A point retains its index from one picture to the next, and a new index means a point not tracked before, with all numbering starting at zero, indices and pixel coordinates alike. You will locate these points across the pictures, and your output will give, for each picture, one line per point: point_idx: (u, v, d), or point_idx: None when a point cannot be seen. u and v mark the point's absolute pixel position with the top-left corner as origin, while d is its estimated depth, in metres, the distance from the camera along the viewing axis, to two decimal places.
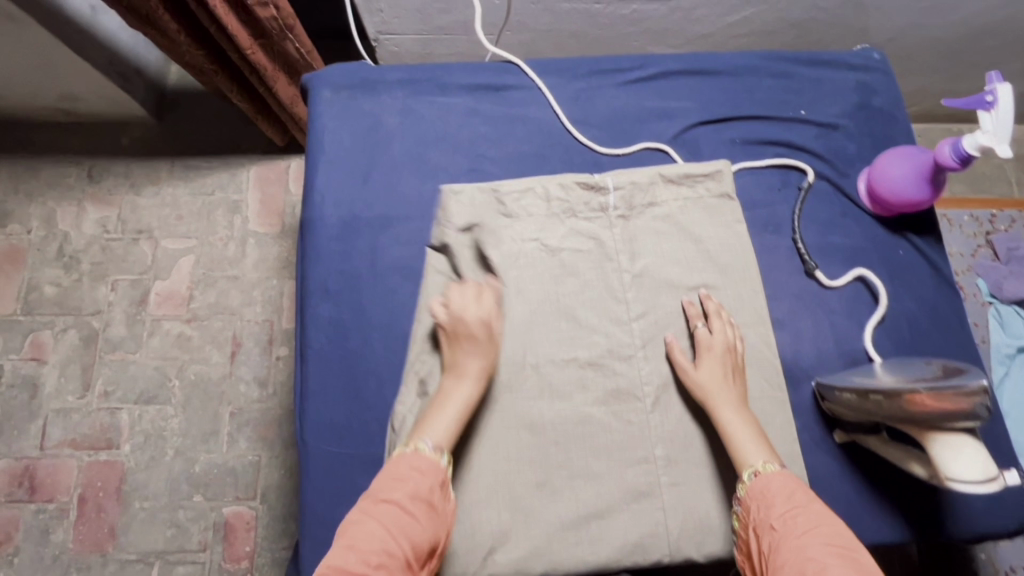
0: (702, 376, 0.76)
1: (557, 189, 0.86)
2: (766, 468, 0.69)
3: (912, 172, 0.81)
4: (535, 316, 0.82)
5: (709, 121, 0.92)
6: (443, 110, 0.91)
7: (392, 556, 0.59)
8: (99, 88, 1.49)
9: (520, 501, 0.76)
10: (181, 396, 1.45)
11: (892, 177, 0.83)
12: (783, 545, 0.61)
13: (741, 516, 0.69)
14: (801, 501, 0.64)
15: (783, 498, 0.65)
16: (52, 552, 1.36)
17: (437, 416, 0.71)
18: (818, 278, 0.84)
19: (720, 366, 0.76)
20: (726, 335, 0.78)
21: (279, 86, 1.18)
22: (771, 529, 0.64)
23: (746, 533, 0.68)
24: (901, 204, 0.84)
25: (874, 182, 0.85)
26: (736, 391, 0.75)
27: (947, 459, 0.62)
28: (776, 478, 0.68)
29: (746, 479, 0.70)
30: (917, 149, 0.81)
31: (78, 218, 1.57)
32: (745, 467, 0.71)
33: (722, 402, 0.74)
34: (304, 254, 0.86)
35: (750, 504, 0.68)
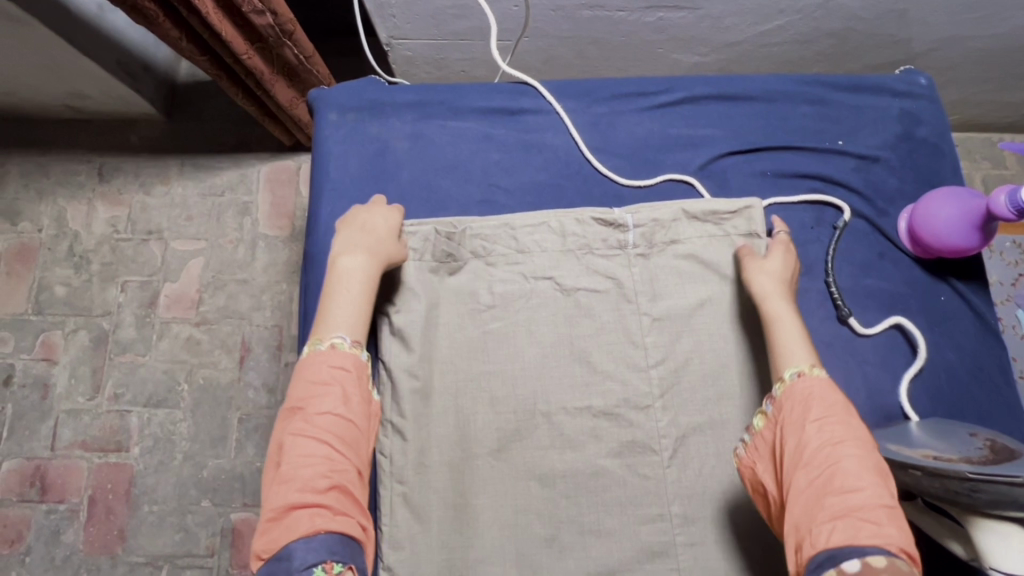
0: (759, 268, 0.76)
1: (572, 224, 0.82)
2: (812, 370, 0.66)
3: (959, 217, 0.75)
4: (547, 359, 0.78)
5: (738, 151, 0.86)
6: (455, 134, 0.87)
7: (340, 476, 0.62)
8: (108, 88, 1.45)
9: (527, 557, 0.73)
10: (190, 401, 1.44)
11: (935, 217, 0.77)
12: (815, 456, 0.59)
13: (771, 414, 0.65)
14: (841, 412, 0.62)
15: (822, 406, 0.62)
16: (63, 553, 1.36)
17: (341, 294, 0.72)
18: (852, 325, 0.78)
19: (787, 269, 0.76)
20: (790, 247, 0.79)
21: (277, 90, 1.12)
22: (801, 434, 0.61)
23: (772, 432, 0.64)
24: (943, 249, 0.78)
25: (915, 224, 0.79)
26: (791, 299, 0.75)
27: (992, 548, 0.57)
28: (820, 383, 0.64)
29: (787, 379, 0.66)
30: (968, 191, 0.76)
31: (89, 217, 1.55)
32: (790, 364, 0.68)
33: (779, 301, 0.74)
34: (307, 287, 0.83)
35: (782, 406, 0.64)
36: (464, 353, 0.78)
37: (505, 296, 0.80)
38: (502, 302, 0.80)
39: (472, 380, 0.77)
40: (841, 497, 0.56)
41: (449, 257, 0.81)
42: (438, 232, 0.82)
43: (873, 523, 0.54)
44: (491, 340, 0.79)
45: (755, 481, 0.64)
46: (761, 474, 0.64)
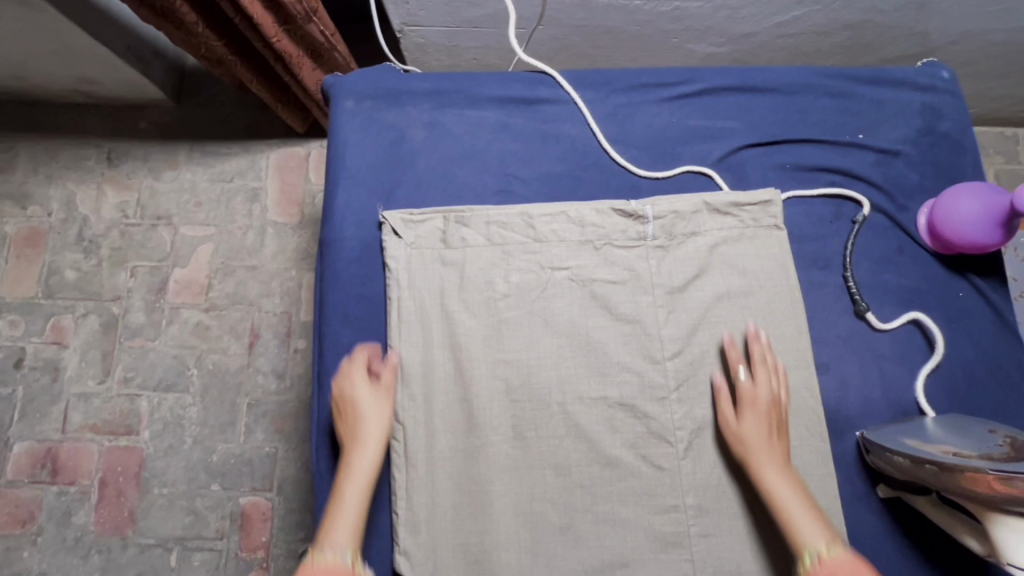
0: (744, 430, 0.72)
1: (590, 214, 0.82)
2: (829, 553, 0.63)
3: (981, 213, 0.75)
4: (562, 350, 0.78)
5: (758, 143, 0.86)
6: (471, 124, 0.87)
7: None
8: (118, 72, 1.44)
9: (541, 544, 0.73)
10: (200, 385, 1.45)
11: (956, 212, 0.77)
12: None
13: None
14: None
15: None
16: (74, 534, 1.37)
17: (341, 502, 0.69)
18: (869, 320, 0.79)
19: (765, 423, 0.72)
20: (769, 384, 0.74)
21: (303, 73, 1.12)
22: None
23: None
24: (963, 244, 0.77)
25: (935, 218, 0.79)
26: (778, 451, 0.72)
27: (1012, 543, 0.58)
28: (841, 564, 0.62)
29: (813, 557, 0.64)
30: (993, 185, 0.75)
31: (98, 202, 1.55)
32: (810, 543, 0.65)
33: (765, 461, 0.71)
34: (323, 276, 0.84)
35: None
36: (478, 342, 0.78)
37: (521, 286, 0.80)
38: (517, 292, 0.80)
39: (485, 367, 0.78)
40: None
41: (459, 245, 0.81)
42: (447, 219, 0.82)
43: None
44: (505, 329, 0.79)
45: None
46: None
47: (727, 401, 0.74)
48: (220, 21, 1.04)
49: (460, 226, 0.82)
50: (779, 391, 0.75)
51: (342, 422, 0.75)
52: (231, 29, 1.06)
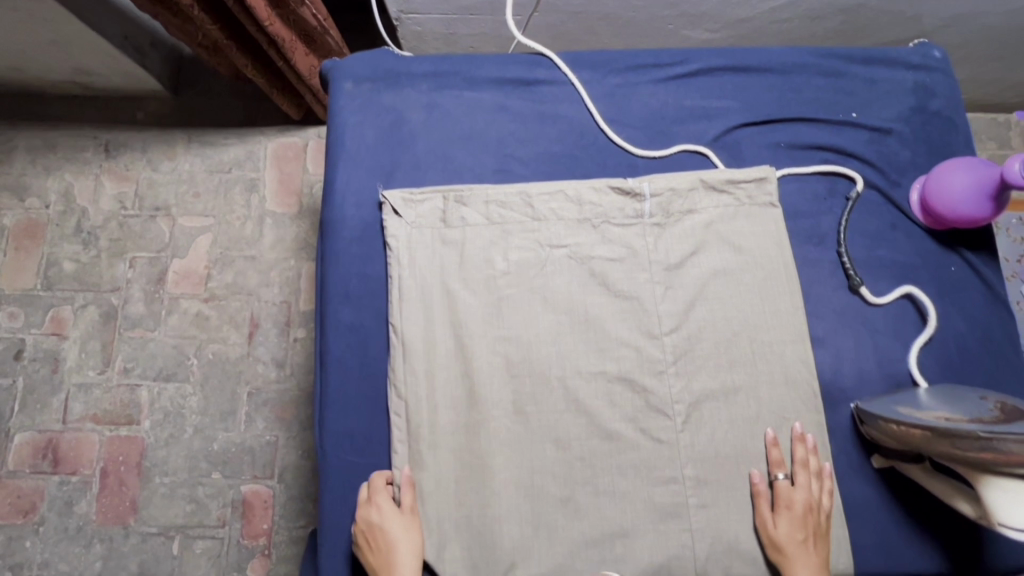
0: (782, 535, 0.71)
1: (588, 193, 0.83)
2: None
3: (973, 186, 0.76)
4: (561, 327, 0.79)
5: (753, 122, 0.87)
6: (470, 105, 0.87)
7: None
8: (115, 63, 1.44)
9: (542, 516, 0.75)
10: (200, 375, 1.45)
11: (951, 188, 0.78)
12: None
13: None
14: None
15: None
16: (76, 523, 1.38)
17: None
18: (863, 294, 0.80)
19: (803, 529, 0.72)
20: (808, 489, 0.73)
21: (297, 58, 1.13)
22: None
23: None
24: (956, 219, 0.79)
25: (929, 194, 0.81)
26: (817, 559, 0.71)
27: (1003, 505, 0.59)
28: None
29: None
30: (984, 160, 0.76)
31: (96, 193, 1.55)
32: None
33: (801, 567, 0.70)
34: (323, 256, 0.84)
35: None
36: (479, 319, 0.79)
37: (520, 264, 0.81)
38: (516, 270, 0.81)
39: (486, 344, 0.79)
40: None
41: (459, 224, 0.82)
42: (446, 198, 0.83)
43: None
44: (505, 306, 0.80)
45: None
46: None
47: (764, 501, 0.73)
48: (215, 6, 1.04)
49: (459, 205, 0.83)
50: (819, 495, 0.74)
51: (367, 551, 0.73)
52: (226, 14, 1.07)
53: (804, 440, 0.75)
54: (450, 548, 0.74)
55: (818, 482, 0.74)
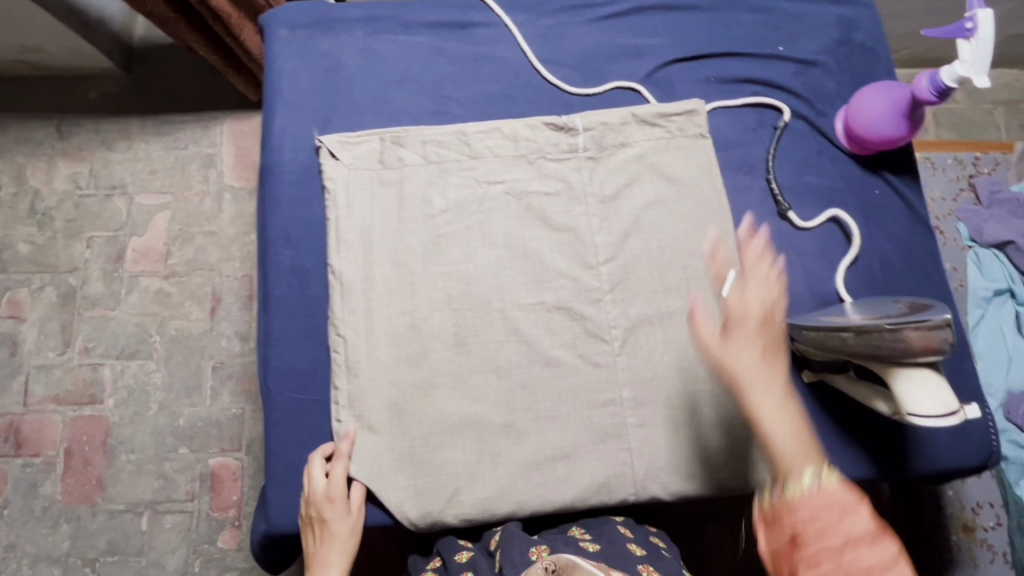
0: (734, 355, 0.61)
1: (523, 130, 0.84)
2: (830, 476, 0.54)
3: (890, 109, 0.79)
4: (500, 261, 0.81)
5: (684, 58, 0.89)
6: (405, 48, 0.88)
7: None
8: (61, 38, 1.37)
9: (486, 442, 0.76)
10: (162, 351, 1.38)
11: (871, 114, 0.80)
12: (819, 561, 0.50)
13: (781, 503, 0.54)
14: (858, 530, 0.50)
15: (835, 522, 0.51)
16: (41, 505, 1.31)
17: None
18: (791, 219, 0.83)
19: (754, 327, 0.62)
20: (765, 296, 0.63)
21: (246, 36, 1.11)
22: (811, 536, 0.51)
23: (783, 521, 0.53)
24: (875, 142, 0.82)
25: (850, 120, 0.83)
26: (776, 373, 0.61)
27: (909, 394, 0.63)
28: (835, 498, 0.52)
29: (806, 481, 0.54)
30: (896, 83, 0.79)
31: (49, 174, 1.46)
32: (804, 469, 0.55)
33: (756, 384, 0.60)
34: (263, 200, 0.84)
35: (795, 506, 0.53)
36: (418, 256, 0.80)
37: (458, 201, 0.82)
38: (455, 208, 0.82)
39: (426, 278, 0.80)
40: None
41: (394, 163, 0.83)
42: (383, 139, 0.84)
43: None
44: (445, 242, 0.81)
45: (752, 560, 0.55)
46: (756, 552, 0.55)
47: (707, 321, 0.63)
48: None
49: (396, 146, 0.83)
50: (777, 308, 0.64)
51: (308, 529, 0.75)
52: None
53: (755, 242, 0.66)
54: (393, 476, 0.75)
55: (779, 295, 0.64)
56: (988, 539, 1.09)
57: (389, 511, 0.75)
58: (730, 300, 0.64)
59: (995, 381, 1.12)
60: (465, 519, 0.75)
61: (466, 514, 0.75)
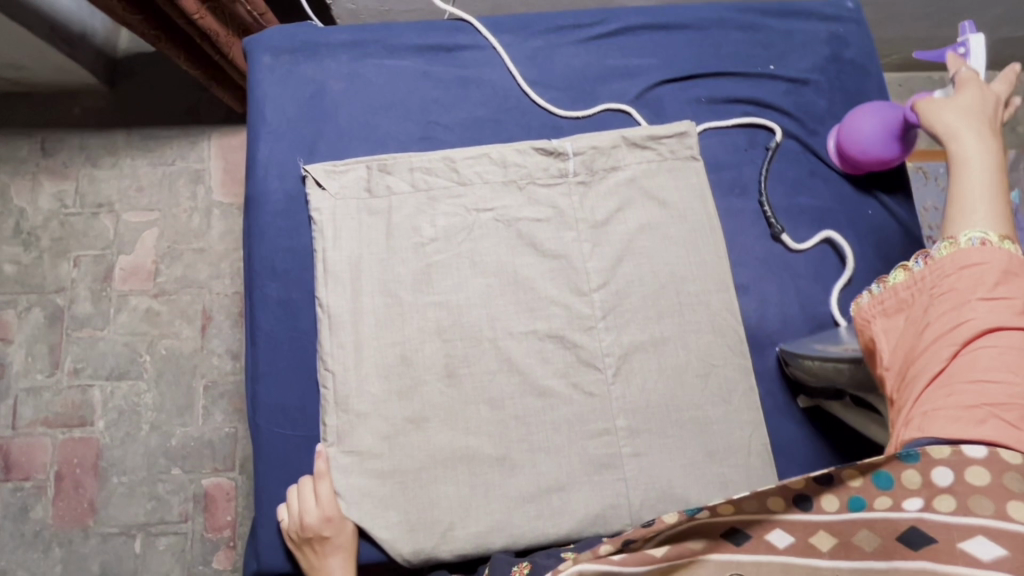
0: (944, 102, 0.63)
1: (512, 155, 0.83)
2: (1000, 241, 0.50)
3: (880, 128, 0.78)
4: (491, 290, 0.80)
5: (674, 79, 0.88)
6: (391, 73, 0.87)
7: None
8: (42, 56, 1.33)
9: (479, 476, 0.75)
10: (153, 371, 1.35)
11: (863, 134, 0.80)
12: (944, 328, 0.48)
13: (921, 273, 0.53)
14: (1007, 299, 0.47)
15: (982, 289, 0.48)
16: (32, 529, 1.28)
17: None
18: (784, 241, 0.82)
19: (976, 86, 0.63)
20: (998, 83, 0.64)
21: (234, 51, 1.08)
22: (946, 303, 0.49)
23: (915, 299, 0.53)
24: (868, 162, 0.81)
25: (843, 140, 0.82)
26: (981, 103, 0.61)
27: None
28: (976, 260, 0.49)
29: (962, 243, 0.51)
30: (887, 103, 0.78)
31: (34, 193, 1.43)
32: (972, 226, 0.52)
33: (950, 108, 0.62)
34: (249, 230, 0.83)
35: (934, 274, 0.51)
36: (408, 286, 0.79)
37: (448, 229, 0.81)
38: (444, 236, 0.81)
39: (415, 308, 0.79)
40: (976, 384, 0.45)
41: (381, 192, 0.82)
42: (370, 167, 0.82)
43: (1002, 433, 0.42)
44: (435, 271, 0.80)
45: (876, 343, 0.56)
46: (879, 336, 0.55)
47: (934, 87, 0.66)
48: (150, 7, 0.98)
49: (383, 173, 0.82)
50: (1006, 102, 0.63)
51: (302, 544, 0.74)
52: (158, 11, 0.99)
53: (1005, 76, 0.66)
54: (386, 513, 0.74)
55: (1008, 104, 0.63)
56: None
57: (382, 548, 0.74)
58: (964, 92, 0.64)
59: None
60: (459, 554, 0.74)
61: (460, 549, 0.74)
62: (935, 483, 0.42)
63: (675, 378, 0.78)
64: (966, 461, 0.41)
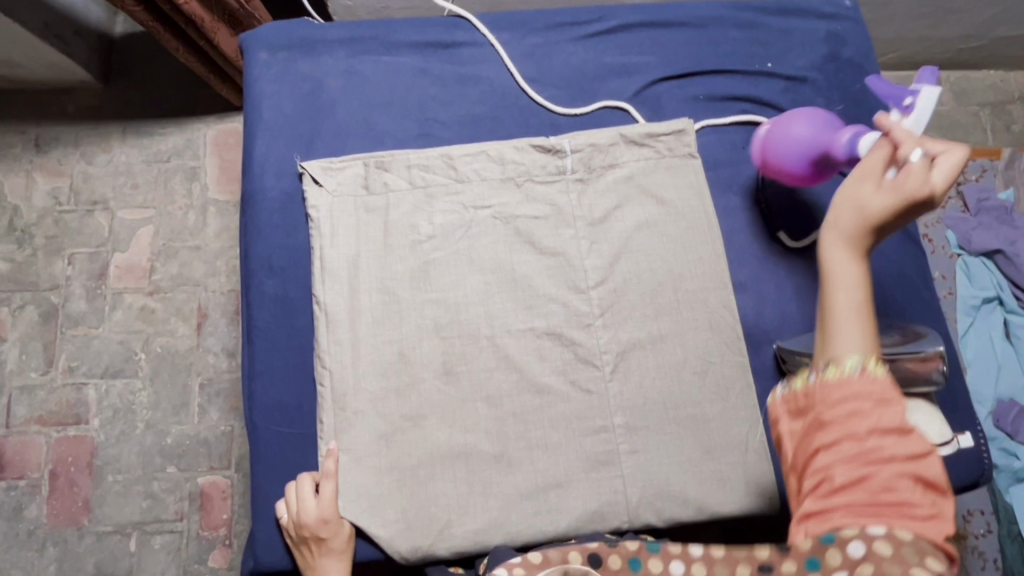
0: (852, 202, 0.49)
1: (510, 152, 0.83)
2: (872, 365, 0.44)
3: (801, 147, 0.73)
4: (489, 287, 0.80)
5: (672, 77, 0.88)
6: (388, 69, 0.86)
7: None
8: (36, 53, 1.33)
9: (477, 473, 0.75)
10: (149, 370, 1.35)
11: (791, 135, 0.74)
12: (830, 453, 0.43)
13: (816, 389, 0.45)
14: (888, 420, 0.43)
15: (862, 414, 0.43)
16: (26, 528, 1.28)
17: None
18: (782, 239, 0.83)
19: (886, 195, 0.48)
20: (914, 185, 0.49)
21: (221, 39, 1.06)
22: (829, 432, 0.43)
23: (815, 414, 0.45)
24: (774, 170, 0.76)
25: (769, 142, 0.76)
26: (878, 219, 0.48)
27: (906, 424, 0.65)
28: (857, 382, 0.43)
29: (845, 366, 0.44)
30: (818, 124, 0.72)
31: (28, 190, 1.42)
32: (848, 351, 0.45)
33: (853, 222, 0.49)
34: (245, 227, 0.83)
35: (826, 393, 0.44)
36: (405, 284, 0.79)
37: (445, 227, 0.81)
38: (442, 233, 0.81)
39: (413, 306, 0.78)
40: (875, 501, 0.42)
41: (378, 189, 0.81)
42: (367, 164, 0.82)
43: (899, 525, 0.41)
44: (432, 269, 0.80)
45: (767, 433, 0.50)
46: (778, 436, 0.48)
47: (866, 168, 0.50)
48: None
49: (380, 170, 0.82)
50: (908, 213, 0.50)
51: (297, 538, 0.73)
52: None
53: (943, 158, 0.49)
54: (383, 510, 0.74)
55: (923, 205, 0.48)
56: (979, 547, 1.09)
57: (380, 546, 0.74)
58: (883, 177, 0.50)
59: (983, 389, 1.13)
60: (457, 551, 0.74)
61: (458, 546, 0.73)
62: (853, 557, 0.41)
63: (672, 376, 0.78)
64: (872, 538, 0.41)
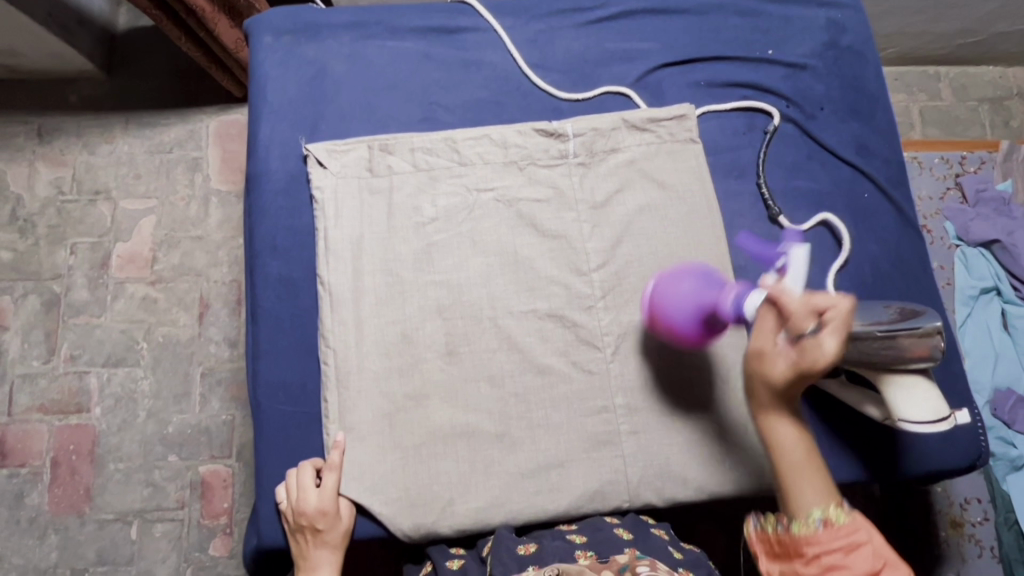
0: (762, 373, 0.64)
1: (514, 136, 0.84)
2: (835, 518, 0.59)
3: (693, 301, 0.74)
4: (491, 269, 0.80)
5: (673, 63, 0.88)
6: (392, 54, 0.87)
7: None
8: (40, 42, 1.33)
9: (478, 452, 0.76)
10: (150, 359, 1.35)
11: (678, 294, 0.74)
12: None
13: (795, 538, 0.61)
14: (859, 566, 0.57)
15: (837, 565, 0.58)
16: (28, 515, 1.28)
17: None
18: (782, 223, 0.83)
19: (788, 367, 0.63)
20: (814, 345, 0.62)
21: (220, 30, 1.06)
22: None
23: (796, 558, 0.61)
24: (665, 326, 0.75)
25: (657, 298, 0.75)
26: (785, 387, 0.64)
27: (903, 401, 0.67)
28: (825, 535, 0.59)
29: (810, 523, 0.60)
30: (704, 280, 0.74)
31: (30, 180, 1.43)
32: (809, 505, 0.61)
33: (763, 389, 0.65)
34: (250, 209, 0.83)
35: (805, 542, 0.60)
36: (409, 265, 0.80)
37: (448, 209, 0.81)
38: (445, 216, 0.81)
39: (416, 287, 0.79)
40: None
41: (382, 171, 0.82)
42: (371, 147, 0.83)
43: None
44: (435, 251, 0.80)
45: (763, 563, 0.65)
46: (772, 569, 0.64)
47: (766, 327, 0.65)
48: None
49: (385, 153, 0.82)
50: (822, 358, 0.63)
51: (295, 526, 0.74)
52: None
53: (832, 310, 0.62)
54: (386, 488, 0.74)
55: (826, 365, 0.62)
56: (977, 535, 1.10)
57: (382, 523, 0.74)
58: (782, 333, 0.64)
59: (981, 377, 1.14)
60: (459, 529, 0.74)
61: (461, 524, 0.74)
62: None
63: (673, 358, 0.79)
64: None
